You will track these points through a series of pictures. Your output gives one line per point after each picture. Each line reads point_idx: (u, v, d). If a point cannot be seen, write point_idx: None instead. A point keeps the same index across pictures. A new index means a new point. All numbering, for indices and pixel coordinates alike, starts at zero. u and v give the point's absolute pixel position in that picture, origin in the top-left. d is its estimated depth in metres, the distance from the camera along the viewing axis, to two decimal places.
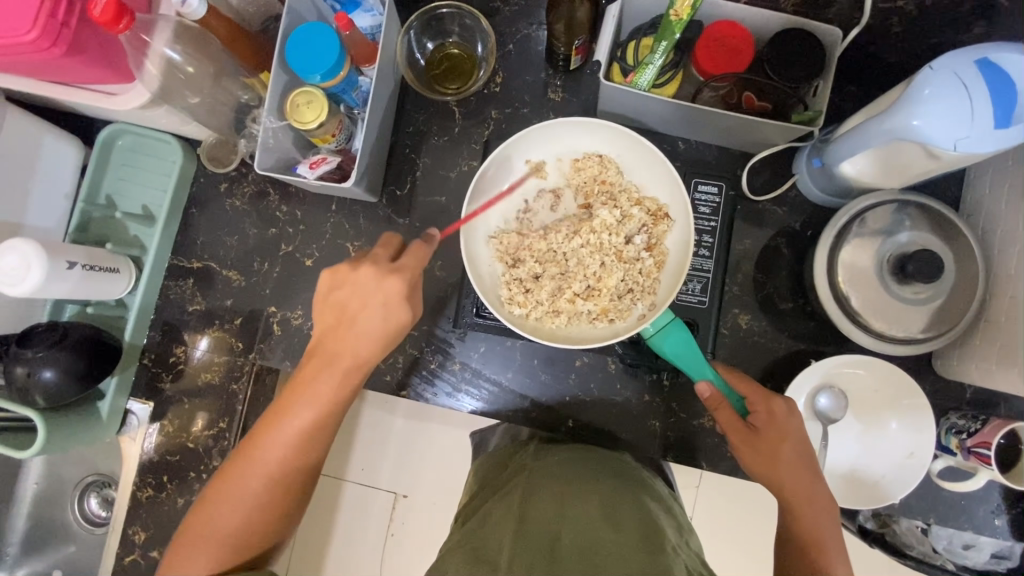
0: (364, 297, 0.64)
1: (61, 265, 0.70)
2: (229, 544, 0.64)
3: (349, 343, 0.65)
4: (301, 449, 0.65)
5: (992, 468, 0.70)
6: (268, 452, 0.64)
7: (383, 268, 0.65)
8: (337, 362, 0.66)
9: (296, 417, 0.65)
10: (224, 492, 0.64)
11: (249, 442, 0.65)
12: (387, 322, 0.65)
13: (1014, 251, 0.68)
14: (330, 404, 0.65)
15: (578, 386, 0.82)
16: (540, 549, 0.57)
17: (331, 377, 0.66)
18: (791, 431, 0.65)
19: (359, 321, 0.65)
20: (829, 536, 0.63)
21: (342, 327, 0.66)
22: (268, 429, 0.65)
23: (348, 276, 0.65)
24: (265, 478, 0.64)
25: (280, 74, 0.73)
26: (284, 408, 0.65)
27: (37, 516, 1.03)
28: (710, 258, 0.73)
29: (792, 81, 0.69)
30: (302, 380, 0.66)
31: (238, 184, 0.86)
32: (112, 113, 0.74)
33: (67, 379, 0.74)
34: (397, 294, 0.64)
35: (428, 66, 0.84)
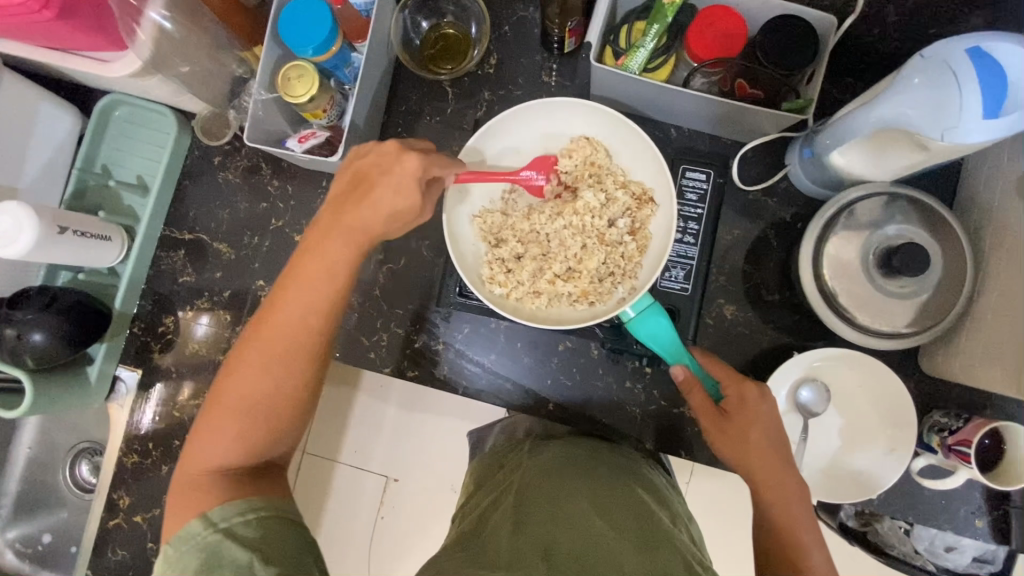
0: (379, 172, 0.59)
1: (53, 229, 0.71)
2: (247, 428, 0.59)
3: (356, 217, 0.59)
4: (309, 333, 0.59)
5: (972, 467, 0.69)
6: (281, 323, 0.58)
7: (407, 147, 0.60)
8: (350, 228, 0.59)
9: (300, 300, 0.58)
10: (229, 381, 0.59)
11: (256, 325, 0.59)
12: (397, 199, 0.58)
13: (1004, 247, 0.67)
14: (339, 282, 0.59)
15: (560, 370, 0.82)
16: (538, 543, 0.58)
17: (343, 244, 0.58)
18: (762, 416, 0.65)
19: (375, 189, 0.59)
20: (801, 523, 0.62)
21: (354, 197, 0.59)
22: (275, 307, 0.59)
23: (369, 148, 0.61)
24: (273, 359, 0.58)
25: (273, 47, 0.74)
26: (290, 287, 0.59)
27: (29, 479, 1.05)
28: (694, 244, 0.74)
29: (785, 68, 0.69)
30: (314, 246, 0.59)
31: (232, 158, 0.86)
32: (107, 82, 0.75)
33: (57, 342, 0.75)
34: (416, 171, 0.58)
35: (423, 46, 0.84)
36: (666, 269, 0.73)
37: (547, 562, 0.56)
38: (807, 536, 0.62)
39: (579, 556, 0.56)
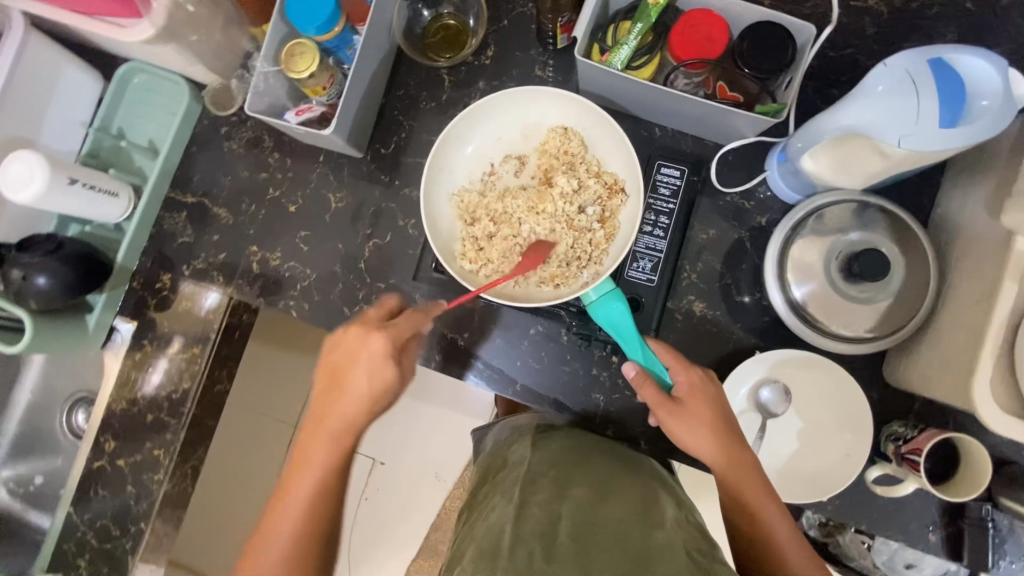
0: (353, 362, 0.68)
1: (63, 179, 0.76)
2: None
3: (342, 408, 0.69)
4: (315, 508, 0.68)
5: (921, 475, 0.69)
6: (288, 512, 0.67)
7: (370, 326, 0.69)
8: (328, 422, 0.69)
9: (304, 484, 0.68)
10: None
11: (264, 521, 0.68)
12: (374, 380, 0.68)
13: (967, 260, 0.68)
14: (330, 474, 0.68)
15: (529, 353, 0.84)
16: (541, 529, 0.59)
17: (323, 443, 0.69)
18: (711, 402, 0.67)
19: (349, 381, 0.68)
20: (760, 500, 0.64)
21: (335, 392, 0.69)
22: (270, 524, 0.68)
23: (339, 340, 0.69)
24: (286, 551, 0.67)
25: (279, 25, 0.78)
26: (289, 490, 0.68)
27: (28, 422, 1.11)
28: (663, 238, 0.76)
29: (762, 73, 0.71)
30: (299, 453, 0.69)
31: (237, 129, 0.91)
32: (126, 48, 0.80)
33: (59, 286, 0.80)
34: (382, 352, 0.68)
35: (424, 34, 0.88)
36: (635, 259, 0.76)
37: (548, 548, 0.57)
38: (771, 516, 0.64)
39: (582, 535, 0.58)
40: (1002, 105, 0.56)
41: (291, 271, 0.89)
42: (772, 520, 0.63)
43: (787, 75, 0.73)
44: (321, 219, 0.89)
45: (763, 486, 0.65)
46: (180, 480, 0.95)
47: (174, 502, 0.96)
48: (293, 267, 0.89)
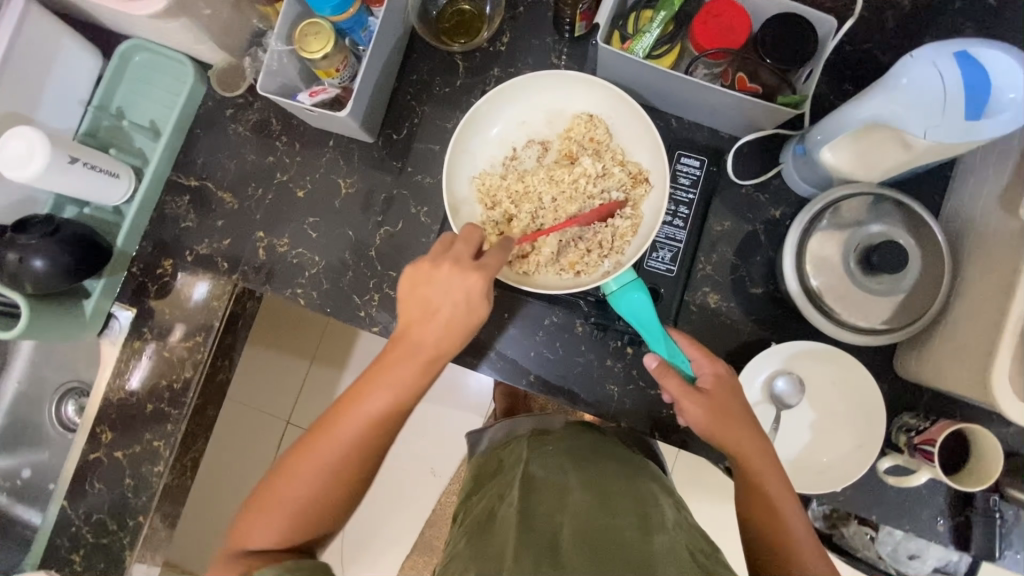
0: (444, 291, 0.64)
1: (64, 158, 0.73)
2: (294, 522, 0.62)
3: (429, 336, 0.64)
4: (374, 435, 0.63)
5: (935, 466, 0.70)
6: (345, 432, 0.62)
7: (464, 263, 0.64)
8: (417, 353, 0.64)
9: (369, 404, 0.63)
10: (291, 474, 0.62)
11: (318, 428, 0.63)
12: (466, 313, 0.64)
13: (982, 254, 0.69)
14: (401, 400, 0.63)
15: (543, 344, 0.84)
16: (545, 541, 0.60)
17: (410, 368, 0.64)
18: (734, 393, 0.68)
19: (440, 312, 0.64)
20: (782, 498, 0.65)
21: (426, 317, 0.64)
22: (323, 434, 0.63)
23: (433, 272, 0.64)
24: (335, 464, 0.62)
25: (293, 4, 0.76)
26: (349, 407, 0.63)
27: (15, 413, 1.06)
28: (682, 229, 0.77)
29: (784, 66, 0.71)
30: (382, 367, 0.64)
31: (244, 111, 0.89)
32: (132, 22, 0.77)
33: (57, 270, 0.76)
34: (480, 290, 0.64)
35: (439, 19, 0.86)
36: (655, 250, 0.77)
37: (555, 557, 0.57)
38: (789, 518, 0.64)
39: (587, 543, 0.58)
40: None
41: (299, 258, 0.87)
42: (788, 521, 0.64)
43: (806, 68, 0.73)
44: (330, 205, 0.87)
45: (782, 483, 0.66)
46: (180, 473, 0.93)
47: (173, 494, 0.93)
48: (300, 254, 0.87)
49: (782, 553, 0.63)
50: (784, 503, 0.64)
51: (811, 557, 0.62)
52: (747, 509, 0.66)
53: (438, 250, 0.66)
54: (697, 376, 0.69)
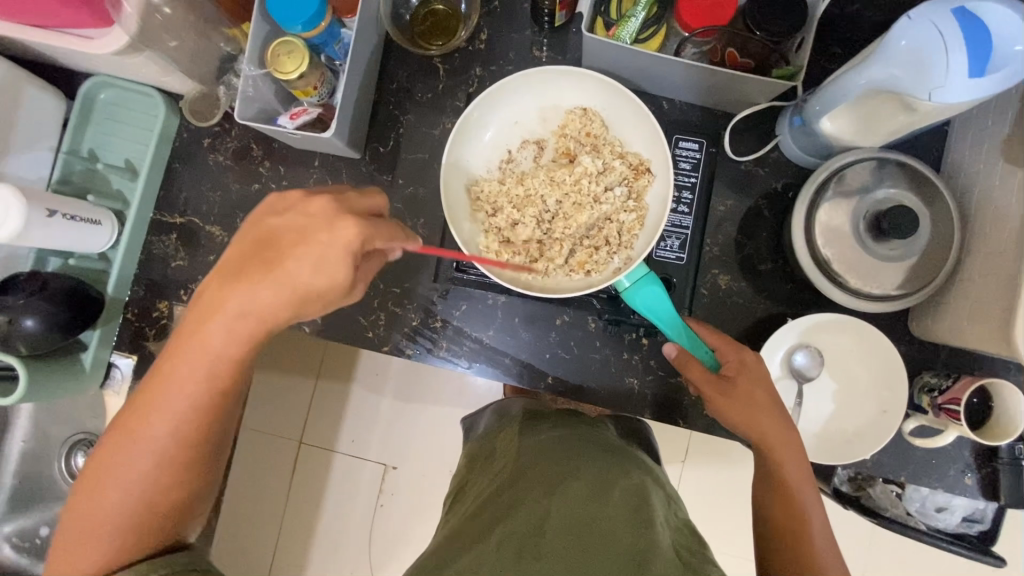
0: (294, 239, 0.55)
1: (41, 212, 0.70)
2: (126, 515, 0.57)
3: (250, 294, 0.55)
4: (200, 399, 0.57)
5: (961, 424, 0.71)
6: (166, 407, 0.56)
7: (339, 210, 0.55)
8: (229, 310, 0.55)
9: (184, 372, 0.56)
10: (114, 452, 0.57)
11: (141, 397, 0.57)
12: (314, 274, 0.54)
13: (989, 209, 0.68)
14: (221, 368, 0.57)
15: (557, 345, 0.83)
16: (529, 528, 0.61)
17: (222, 329, 0.55)
18: (759, 380, 0.67)
19: (282, 267, 0.54)
20: (801, 486, 0.66)
21: (252, 274, 0.55)
22: (147, 402, 0.57)
23: (288, 208, 0.56)
24: (157, 440, 0.57)
25: (261, 24, 0.73)
26: (166, 379, 0.56)
27: (24, 472, 1.04)
28: (688, 215, 0.77)
29: (775, 36, 0.69)
30: (194, 332, 0.56)
31: (221, 139, 0.85)
32: (93, 60, 0.74)
33: (49, 328, 0.73)
34: (348, 249, 0.54)
35: (412, 22, 0.83)
36: (662, 239, 0.77)
37: (535, 548, 0.58)
38: (807, 504, 0.65)
39: (571, 536, 0.59)
40: None
41: None
42: (808, 509, 0.65)
43: (799, 36, 0.71)
44: None
45: (803, 473, 0.66)
46: None
47: None
48: None
49: (794, 537, 0.64)
50: (801, 490, 0.65)
51: (819, 536, 0.64)
52: (763, 491, 0.67)
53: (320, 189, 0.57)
54: (721, 363, 0.68)
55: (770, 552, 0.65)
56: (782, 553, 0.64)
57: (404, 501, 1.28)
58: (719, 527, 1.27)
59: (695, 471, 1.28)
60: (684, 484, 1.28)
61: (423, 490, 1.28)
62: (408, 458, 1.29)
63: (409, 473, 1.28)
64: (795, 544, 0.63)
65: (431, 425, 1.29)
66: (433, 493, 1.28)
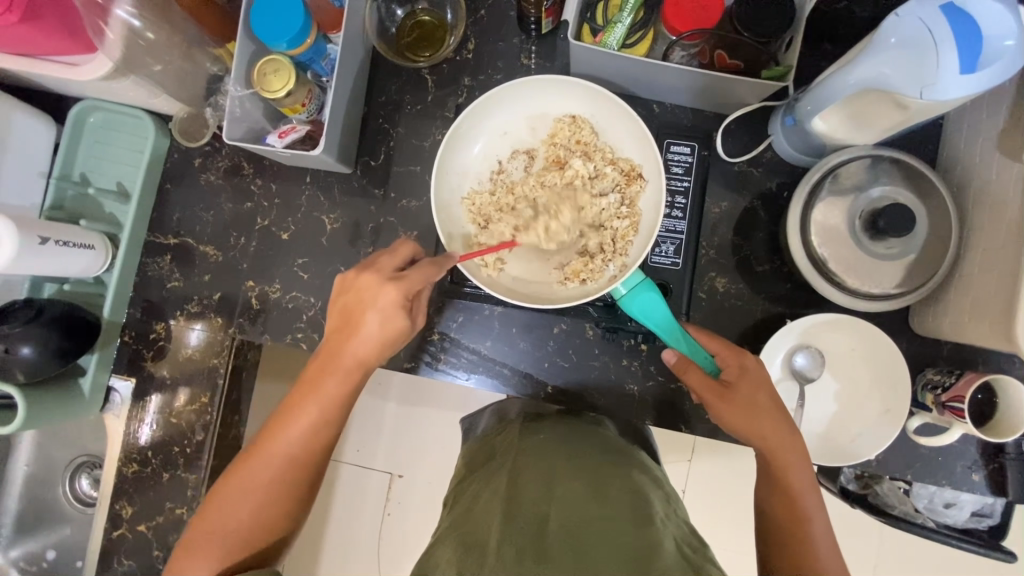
0: (367, 305, 0.63)
1: (34, 240, 0.70)
2: (233, 545, 0.62)
3: (353, 347, 0.64)
4: (309, 448, 0.65)
5: (966, 422, 0.69)
6: (282, 449, 0.64)
7: (384, 274, 0.64)
8: (342, 361, 0.65)
9: (302, 419, 0.65)
10: (224, 501, 0.63)
11: (252, 451, 0.65)
12: (384, 328, 0.63)
13: (986, 203, 0.67)
14: (331, 413, 0.65)
15: (556, 353, 0.82)
16: (531, 531, 0.59)
17: (336, 378, 0.65)
18: (761, 386, 0.66)
19: (360, 326, 0.63)
20: (805, 491, 0.65)
21: (346, 332, 0.64)
22: (259, 454, 0.64)
23: (353, 281, 0.64)
24: (263, 485, 0.64)
25: (247, 42, 0.73)
26: (287, 422, 0.65)
27: (29, 497, 1.04)
28: (682, 219, 0.77)
29: (762, 35, 0.69)
30: (311, 382, 0.65)
31: (212, 159, 0.85)
32: (79, 86, 0.74)
33: (46, 355, 0.73)
34: (394, 304, 0.62)
35: (399, 34, 0.82)
36: (657, 245, 0.77)
37: (538, 546, 0.57)
38: (811, 508, 0.65)
39: (573, 535, 0.58)
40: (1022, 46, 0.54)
41: (295, 302, 0.84)
42: (811, 513, 0.65)
43: (787, 35, 0.71)
44: (318, 243, 0.85)
45: (808, 477, 0.65)
46: None
47: None
48: (295, 297, 0.84)
49: (799, 540, 0.63)
50: (805, 494, 0.65)
51: (822, 536, 0.64)
52: (767, 495, 0.67)
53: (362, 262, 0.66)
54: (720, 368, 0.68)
55: (773, 557, 0.65)
56: (787, 556, 0.63)
57: (410, 510, 1.28)
58: (728, 525, 1.27)
59: (701, 470, 1.28)
60: (691, 484, 1.28)
61: (428, 498, 1.28)
62: (412, 467, 1.28)
63: (414, 482, 1.28)
64: (799, 548, 0.63)
65: (435, 434, 1.28)
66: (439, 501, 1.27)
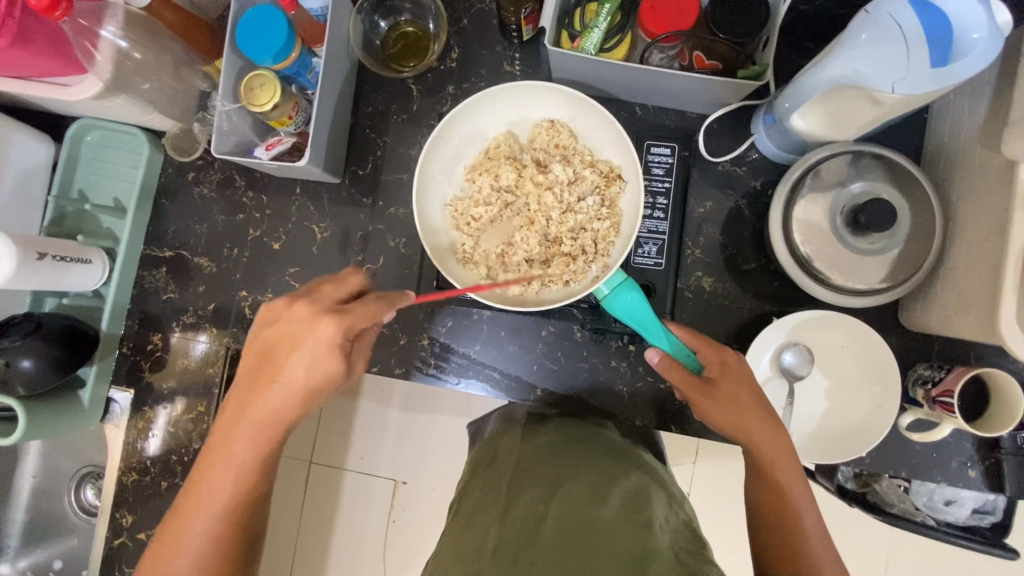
0: (292, 342, 0.61)
1: (32, 256, 0.72)
2: None
3: (268, 395, 0.62)
4: (233, 508, 0.62)
5: (956, 416, 0.69)
6: (208, 505, 0.62)
7: (320, 308, 0.62)
8: (251, 411, 0.62)
9: (221, 475, 0.62)
10: (168, 554, 0.61)
11: (180, 507, 0.63)
12: (313, 368, 0.61)
13: (969, 196, 0.67)
14: (253, 463, 0.63)
15: (545, 356, 0.83)
16: (526, 533, 0.60)
17: (250, 431, 0.62)
18: (742, 382, 0.66)
19: (286, 367, 0.61)
20: (794, 485, 0.65)
21: (267, 376, 0.62)
22: (190, 509, 0.62)
23: (281, 316, 0.62)
24: (197, 544, 0.61)
25: (233, 59, 0.75)
26: (206, 477, 0.62)
27: (37, 507, 1.06)
28: (664, 220, 0.77)
29: (738, 37, 0.70)
30: (227, 437, 0.63)
31: (206, 172, 0.87)
32: (74, 106, 0.76)
33: (46, 368, 0.75)
34: (328, 340, 0.60)
35: (384, 46, 0.84)
36: (640, 246, 0.77)
37: (531, 548, 0.58)
38: (800, 504, 0.64)
39: (569, 538, 0.59)
40: (990, 37, 0.54)
41: None
42: (800, 508, 0.64)
43: (762, 36, 0.72)
44: (309, 252, 0.86)
45: (794, 470, 0.65)
46: None
47: None
48: None
49: (788, 537, 0.63)
50: (793, 488, 0.64)
51: (814, 532, 0.63)
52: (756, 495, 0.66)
53: (298, 292, 0.64)
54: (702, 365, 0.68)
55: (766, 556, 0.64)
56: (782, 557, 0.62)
57: (413, 516, 1.28)
58: (734, 524, 1.26)
59: (705, 470, 1.27)
60: (696, 486, 1.28)
61: (431, 504, 1.28)
62: (415, 473, 1.29)
63: (418, 488, 1.29)
64: (789, 542, 0.62)
65: (436, 439, 1.29)
66: (442, 506, 1.28)
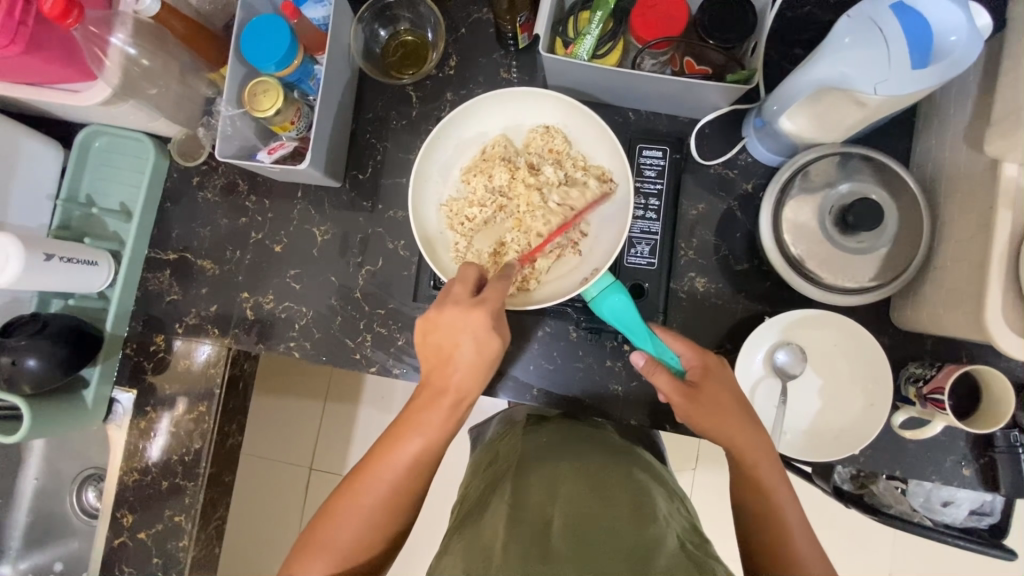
0: (457, 332, 0.63)
1: (39, 256, 0.73)
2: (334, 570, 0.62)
3: (455, 379, 0.64)
4: (408, 481, 0.64)
5: (947, 413, 0.70)
6: (384, 477, 0.64)
7: (468, 301, 0.64)
8: (444, 396, 0.65)
9: (405, 450, 0.64)
10: (338, 522, 0.63)
11: (356, 478, 0.64)
12: (480, 352, 0.64)
13: (955, 196, 0.68)
14: (432, 443, 0.64)
15: (541, 356, 0.84)
16: (535, 530, 0.61)
17: (438, 413, 0.64)
18: (725, 384, 0.68)
19: (456, 355, 0.64)
20: (777, 486, 0.65)
21: (445, 364, 0.65)
22: (364, 480, 0.64)
23: (436, 321, 0.64)
24: (375, 508, 0.63)
25: (238, 66, 0.77)
26: (389, 451, 0.64)
27: (38, 509, 1.07)
28: (656, 220, 0.79)
29: (728, 43, 0.72)
30: (412, 415, 0.65)
31: (209, 177, 0.89)
32: (83, 112, 0.79)
33: (50, 367, 0.77)
34: (485, 327, 0.63)
35: (384, 54, 0.87)
36: (632, 246, 0.78)
37: (544, 547, 0.58)
38: (783, 504, 0.65)
39: (576, 537, 0.60)
40: (969, 39, 0.56)
41: (288, 312, 0.87)
42: (783, 508, 0.64)
43: (750, 41, 0.74)
44: (309, 255, 0.88)
45: (776, 470, 0.66)
46: (206, 544, 0.92)
47: (203, 565, 0.93)
48: (288, 307, 0.87)
49: (779, 537, 0.63)
50: (776, 488, 0.65)
51: (800, 531, 0.63)
52: (742, 495, 0.66)
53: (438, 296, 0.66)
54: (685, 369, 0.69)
55: (753, 555, 0.64)
56: (768, 558, 0.62)
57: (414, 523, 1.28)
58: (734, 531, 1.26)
59: (706, 478, 1.27)
60: (696, 492, 1.28)
61: (431, 510, 1.28)
62: None
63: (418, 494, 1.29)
64: (776, 541, 0.63)
65: None
66: (442, 512, 1.28)
